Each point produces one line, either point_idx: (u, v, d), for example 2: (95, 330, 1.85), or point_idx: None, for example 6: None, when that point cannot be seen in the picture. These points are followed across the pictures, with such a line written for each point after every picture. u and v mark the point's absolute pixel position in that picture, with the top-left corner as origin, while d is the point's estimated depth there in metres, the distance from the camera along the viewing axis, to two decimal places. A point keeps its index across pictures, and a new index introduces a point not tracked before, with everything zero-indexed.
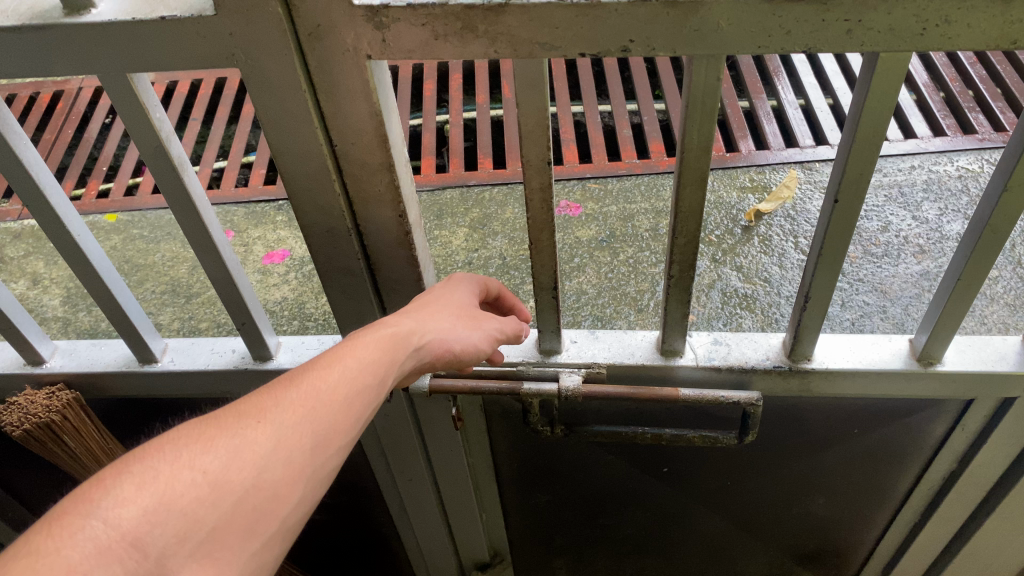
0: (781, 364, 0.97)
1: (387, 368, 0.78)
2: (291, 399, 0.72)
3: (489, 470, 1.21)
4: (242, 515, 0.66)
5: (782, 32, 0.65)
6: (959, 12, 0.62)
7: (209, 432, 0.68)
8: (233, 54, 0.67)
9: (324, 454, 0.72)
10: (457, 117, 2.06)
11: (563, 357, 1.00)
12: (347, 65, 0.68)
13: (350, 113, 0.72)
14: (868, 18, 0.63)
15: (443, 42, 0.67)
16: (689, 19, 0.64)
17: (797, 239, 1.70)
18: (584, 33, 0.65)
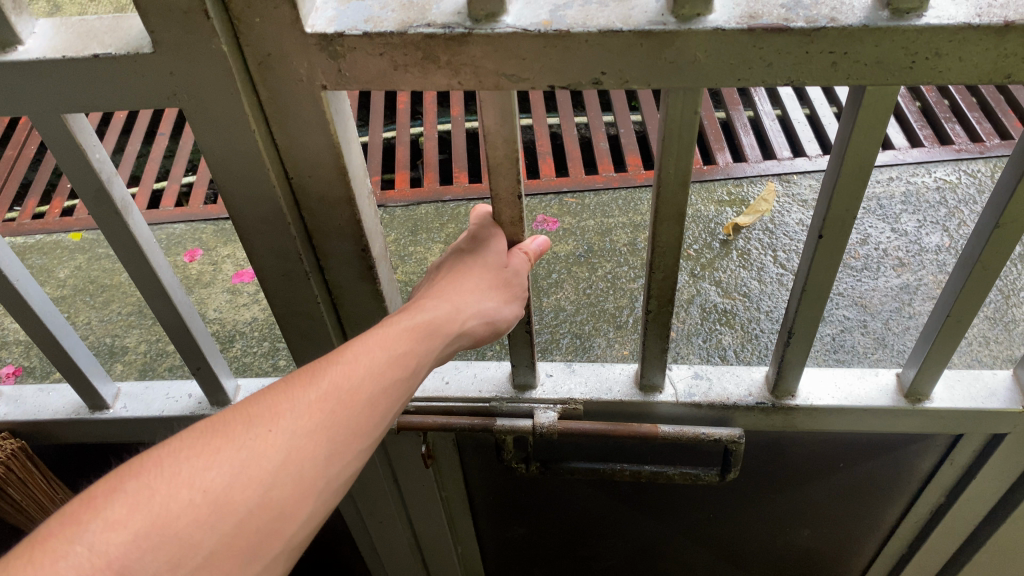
0: (764, 401, 0.93)
1: (415, 360, 0.73)
2: (308, 401, 0.66)
3: (463, 503, 1.17)
4: (244, 536, 0.61)
5: (763, 64, 0.61)
6: (950, 47, 0.59)
7: (213, 443, 0.63)
8: (175, 92, 0.63)
9: (344, 460, 0.67)
10: (431, 129, 2.02)
11: (538, 392, 0.96)
12: (301, 96, 0.64)
13: (308, 145, 0.68)
14: (854, 50, 0.59)
15: (403, 73, 0.63)
16: (664, 51, 0.60)
17: (775, 253, 1.66)
18: (553, 64, 0.62)
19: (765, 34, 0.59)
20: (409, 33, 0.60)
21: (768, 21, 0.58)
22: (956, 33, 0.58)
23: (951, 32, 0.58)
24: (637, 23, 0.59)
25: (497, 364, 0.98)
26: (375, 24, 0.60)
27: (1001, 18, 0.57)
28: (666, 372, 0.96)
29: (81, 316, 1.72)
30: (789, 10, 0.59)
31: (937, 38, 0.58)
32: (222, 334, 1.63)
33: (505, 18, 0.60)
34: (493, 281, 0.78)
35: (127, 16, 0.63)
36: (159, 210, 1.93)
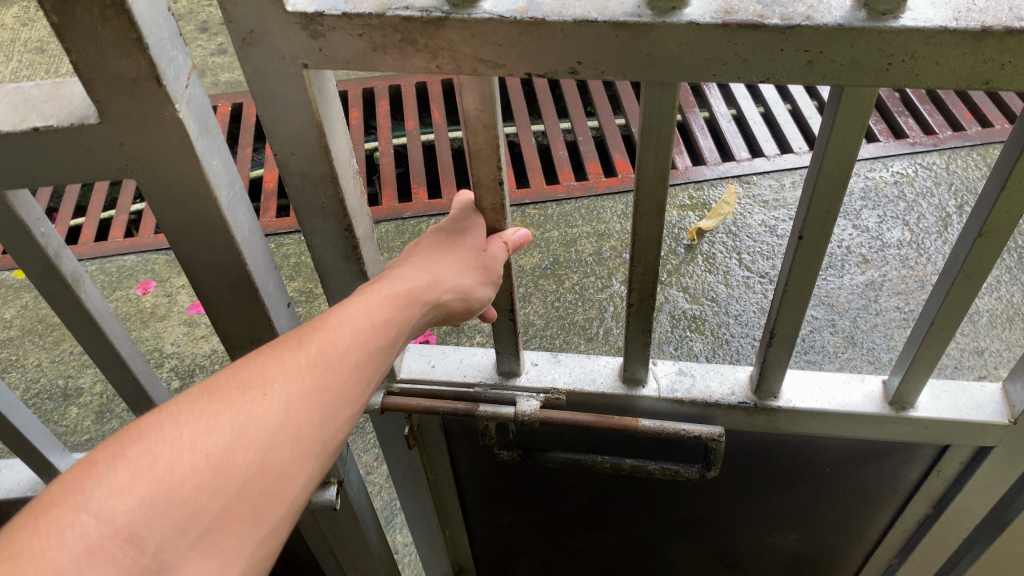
0: (747, 400, 0.93)
1: (401, 327, 0.75)
2: (299, 366, 0.68)
3: (447, 489, 1.18)
4: (247, 499, 0.62)
5: (739, 60, 0.61)
6: (926, 51, 0.59)
7: (209, 408, 0.63)
8: (127, 164, 0.68)
9: (335, 423, 0.69)
10: (385, 144, 2.05)
11: (523, 380, 0.96)
12: (283, 74, 0.65)
13: (289, 123, 0.69)
14: (830, 49, 0.59)
15: (381, 55, 0.63)
16: (639, 43, 0.61)
17: (740, 256, 1.80)
18: (530, 52, 0.62)
19: (742, 29, 0.59)
20: (386, 14, 0.60)
21: (744, 17, 0.58)
22: (933, 35, 0.58)
23: (928, 35, 0.58)
24: (612, 14, 0.59)
25: (483, 351, 0.99)
26: (354, 5, 0.61)
27: (978, 22, 0.57)
28: (650, 366, 0.96)
29: (34, 357, 1.87)
30: (765, 7, 0.59)
31: (912, 41, 0.58)
32: (182, 369, 1.78)
33: (481, 4, 0.60)
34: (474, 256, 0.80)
35: (67, 82, 0.67)
36: (111, 241, 2.04)
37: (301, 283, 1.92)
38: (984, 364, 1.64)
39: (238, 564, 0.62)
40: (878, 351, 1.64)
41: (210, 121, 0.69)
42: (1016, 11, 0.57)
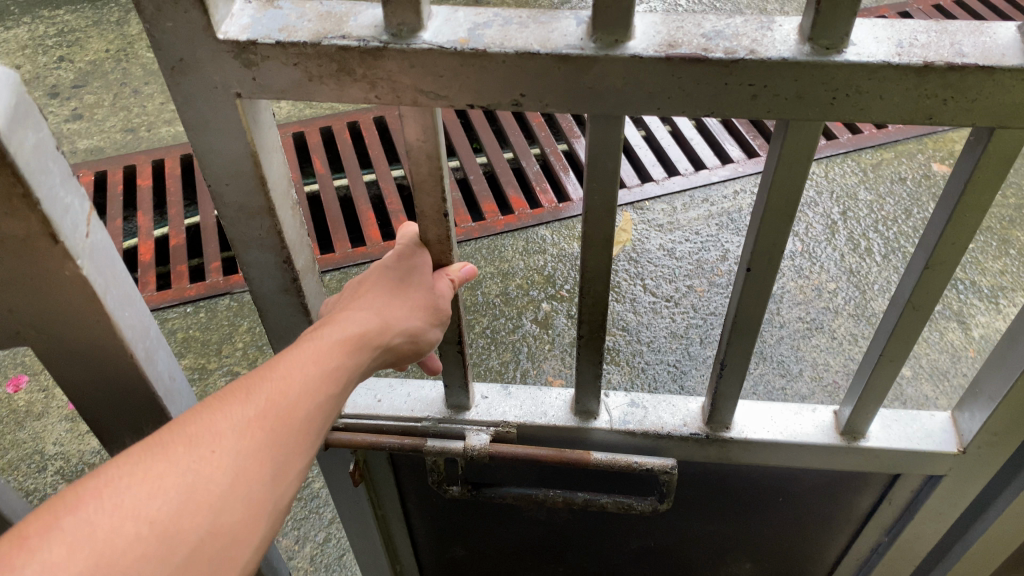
0: (699, 432, 0.92)
1: (351, 374, 0.72)
2: (248, 419, 0.65)
3: (398, 524, 1.15)
4: (195, 565, 0.59)
5: (683, 94, 0.60)
6: (871, 86, 0.58)
7: (154, 470, 0.60)
8: (23, 327, 0.70)
9: (286, 479, 0.66)
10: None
11: (472, 414, 0.94)
12: (216, 104, 0.63)
13: (223, 153, 0.67)
14: (773, 82, 0.59)
15: (318, 85, 0.62)
16: (582, 76, 0.59)
17: (644, 282, 1.66)
18: (474, 82, 0.61)
19: (685, 63, 0.58)
20: (322, 43, 0.59)
21: (688, 50, 0.58)
22: (876, 71, 0.57)
23: (870, 71, 0.57)
24: (554, 46, 0.58)
25: (432, 384, 0.97)
26: (289, 33, 0.59)
27: (920, 58, 0.57)
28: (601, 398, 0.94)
29: None
30: (709, 40, 0.58)
31: (856, 77, 0.58)
32: (69, 470, 1.48)
33: (420, 34, 0.59)
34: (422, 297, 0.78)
35: None
36: None
37: (192, 359, 1.60)
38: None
39: None
40: (787, 364, 1.53)
41: (119, 272, 0.71)
42: (957, 47, 0.57)
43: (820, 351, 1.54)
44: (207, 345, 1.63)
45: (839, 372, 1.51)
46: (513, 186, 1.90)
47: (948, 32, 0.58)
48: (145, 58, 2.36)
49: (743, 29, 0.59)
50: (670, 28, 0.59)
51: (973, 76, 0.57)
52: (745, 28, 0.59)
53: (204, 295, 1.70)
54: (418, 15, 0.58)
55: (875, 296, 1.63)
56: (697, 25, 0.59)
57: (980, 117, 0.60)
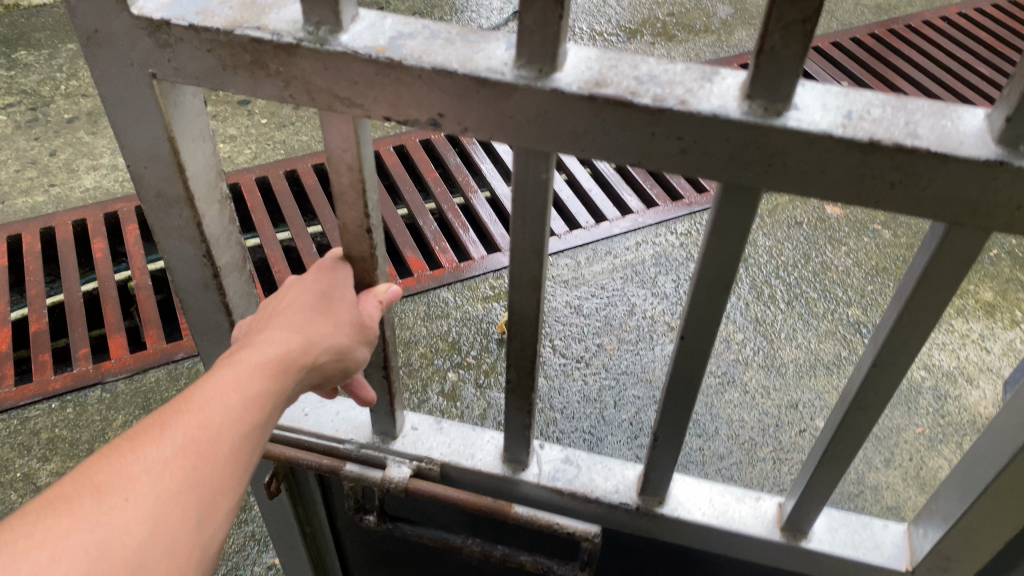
0: (630, 502, 0.86)
1: (279, 401, 0.66)
2: (165, 459, 0.59)
3: (330, 547, 1.10)
4: None
5: (606, 137, 0.56)
6: (811, 158, 0.53)
7: (59, 524, 0.54)
8: None
9: (213, 521, 0.60)
10: (141, 276, 1.61)
11: (398, 444, 0.89)
12: (132, 81, 0.61)
13: (140, 135, 0.64)
14: (703, 139, 0.54)
15: (232, 75, 0.59)
16: (503, 102, 0.56)
17: (553, 343, 1.52)
18: (392, 94, 0.57)
19: (609, 106, 0.54)
20: (236, 33, 0.56)
21: (613, 90, 0.53)
22: (816, 141, 0.52)
23: (811, 140, 0.52)
24: (475, 68, 0.55)
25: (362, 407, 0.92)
26: (205, 17, 0.56)
27: (867, 133, 0.52)
28: (535, 449, 0.89)
29: None
30: (640, 83, 0.54)
31: (794, 144, 0.53)
32: None
33: (338, 35, 0.55)
34: (350, 315, 0.72)
35: None
36: None
37: (58, 464, 1.35)
38: (801, 416, 1.39)
39: None
40: (702, 423, 1.39)
41: None
42: (912, 127, 0.52)
43: (735, 407, 1.41)
44: (77, 445, 1.38)
45: (754, 429, 1.38)
46: (411, 246, 1.68)
47: (908, 109, 0.53)
48: None
49: (681, 76, 0.54)
50: (601, 65, 0.55)
51: (925, 161, 0.52)
52: (685, 76, 0.55)
53: (72, 388, 1.45)
54: (336, 14, 0.55)
55: (782, 345, 1.51)
56: (634, 66, 0.55)
57: (933, 208, 0.55)
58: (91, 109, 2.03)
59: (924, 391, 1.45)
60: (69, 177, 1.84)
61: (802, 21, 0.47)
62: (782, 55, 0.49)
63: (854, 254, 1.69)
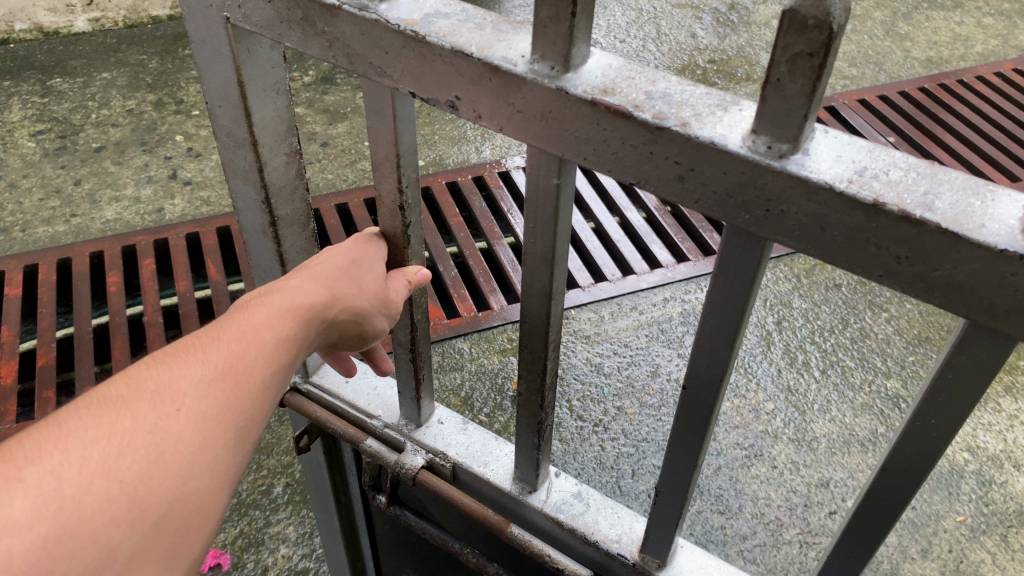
0: (629, 557, 0.88)
1: (301, 345, 0.72)
2: (207, 380, 0.63)
3: (364, 527, 1.27)
4: (165, 531, 0.58)
5: (608, 150, 0.57)
6: (810, 212, 0.52)
7: (119, 426, 0.58)
8: None
9: (241, 453, 0.65)
10: (152, 313, 1.95)
11: (421, 433, 1.02)
12: (213, 24, 0.72)
13: (218, 80, 0.76)
14: (699, 168, 0.54)
15: (289, 28, 0.68)
16: (515, 95, 0.59)
17: (572, 404, 1.64)
18: (415, 69, 0.63)
19: (608, 116, 0.55)
20: None
21: (618, 101, 0.55)
22: (816, 193, 0.51)
23: (809, 192, 0.51)
24: (490, 53, 0.59)
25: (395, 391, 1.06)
26: None
27: (870, 193, 0.49)
28: (548, 476, 0.95)
29: None
30: (647, 99, 0.55)
31: (790, 194, 0.52)
32: None
33: (377, 5, 0.62)
34: (370, 285, 0.80)
35: None
36: None
37: None
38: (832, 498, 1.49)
39: None
40: (726, 499, 1.49)
41: None
42: (928, 199, 0.48)
43: (761, 483, 1.52)
44: None
45: (781, 507, 1.48)
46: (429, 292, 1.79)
47: (935, 178, 0.49)
48: (25, 148, 2.40)
49: (695, 100, 0.55)
50: (620, 76, 0.57)
51: (930, 239, 0.48)
52: (701, 101, 0.54)
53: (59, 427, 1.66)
54: None
55: (815, 418, 1.62)
56: (651, 82, 0.56)
57: (946, 298, 0.50)
58: (117, 140, 2.44)
59: (966, 475, 1.54)
60: (90, 209, 2.22)
61: (810, 54, 0.46)
62: (787, 89, 0.48)
63: (894, 321, 1.82)
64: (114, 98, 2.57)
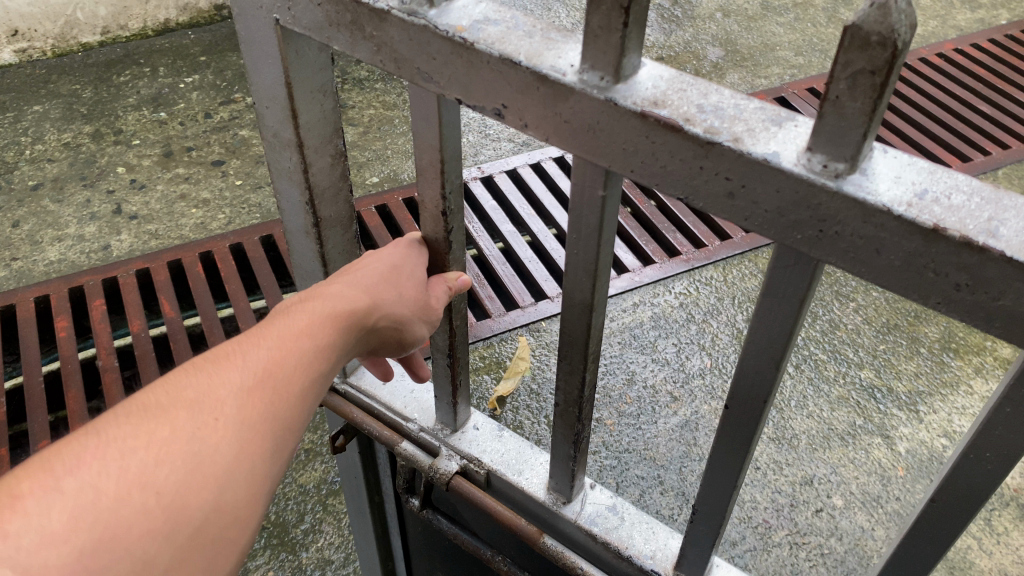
0: None
1: (323, 360, 0.97)
2: (243, 392, 0.88)
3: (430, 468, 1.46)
4: (208, 526, 0.81)
5: (657, 161, 0.79)
6: (866, 233, 0.72)
7: (174, 430, 0.83)
8: None
9: (274, 458, 0.89)
10: (108, 357, 2.09)
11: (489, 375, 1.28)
12: (265, 27, 1.01)
13: (271, 71, 1.07)
14: (752, 185, 0.75)
15: (336, 29, 0.95)
16: (565, 101, 0.81)
17: None
18: (461, 78, 0.88)
19: (656, 133, 0.77)
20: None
21: (668, 113, 0.76)
22: (878, 218, 0.70)
23: (866, 215, 0.70)
24: (537, 62, 0.81)
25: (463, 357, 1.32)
26: None
27: (931, 219, 0.68)
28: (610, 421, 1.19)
29: None
30: (696, 115, 0.75)
31: (848, 211, 0.71)
32: None
33: (424, 13, 0.86)
34: (408, 295, 1.10)
35: None
36: None
37: None
38: None
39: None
40: None
41: None
42: (992, 232, 0.67)
43: None
44: None
45: None
46: None
47: (996, 212, 0.68)
48: None
49: (749, 116, 0.75)
50: (670, 91, 0.78)
51: (998, 264, 0.67)
52: (756, 120, 0.74)
53: None
54: None
55: None
56: (700, 98, 0.76)
57: (1000, 319, 0.70)
58: (54, 177, 2.75)
59: None
60: (31, 250, 2.48)
61: (872, 72, 0.63)
62: (847, 104, 0.67)
63: None
64: (48, 133, 2.94)
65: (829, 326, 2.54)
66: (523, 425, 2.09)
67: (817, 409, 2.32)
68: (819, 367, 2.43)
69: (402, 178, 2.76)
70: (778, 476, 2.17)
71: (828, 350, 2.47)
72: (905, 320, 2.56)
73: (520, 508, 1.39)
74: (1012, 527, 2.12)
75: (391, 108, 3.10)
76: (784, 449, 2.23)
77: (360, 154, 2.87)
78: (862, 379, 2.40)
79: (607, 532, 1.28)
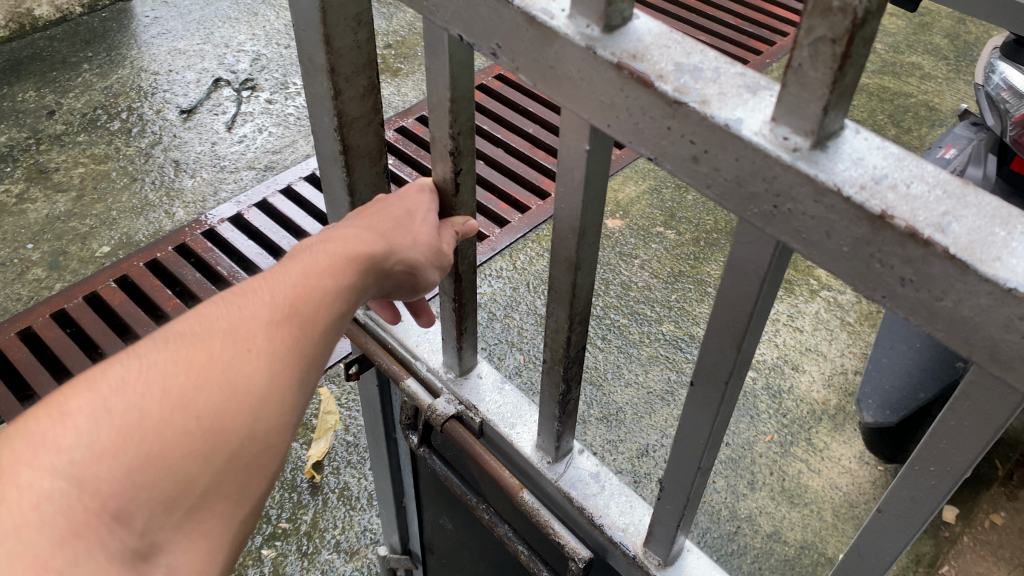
0: (633, 546, 1.02)
1: (354, 292, 0.85)
2: (275, 321, 0.78)
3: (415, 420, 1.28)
4: (239, 463, 0.73)
5: (631, 119, 0.65)
6: (818, 214, 0.57)
7: (207, 359, 0.73)
8: None
9: (306, 384, 0.80)
10: None
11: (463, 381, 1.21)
12: None
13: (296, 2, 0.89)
14: (711, 150, 0.61)
15: None
16: (549, 46, 0.68)
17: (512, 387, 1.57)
18: (463, 14, 0.75)
19: (630, 84, 0.64)
20: None
21: (643, 67, 0.62)
22: (822, 197, 0.56)
23: (817, 192, 0.56)
24: (530, 4, 0.69)
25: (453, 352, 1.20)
26: None
27: (879, 205, 0.53)
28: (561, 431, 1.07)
29: None
30: (674, 72, 0.62)
31: (800, 188, 0.57)
32: None
33: None
34: (422, 240, 0.92)
35: None
36: None
37: None
38: None
39: (226, 519, 0.72)
40: None
41: None
42: (944, 223, 0.53)
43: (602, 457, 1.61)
44: None
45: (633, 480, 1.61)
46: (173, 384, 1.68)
47: (963, 201, 0.54)
48: None
49: (726, 78, 0.61)
50: (654, 46, 0.64)
51: (939, 263, 0.52)
52: (732, 84, 0.61)
53: None
54: None
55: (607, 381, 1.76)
56: (685, 54, 0.63)
57: (949, 330, 0.55)
58: None
59: None
60: None
61: (832, 41, 0.51)
62: (807, 75, 0.54)
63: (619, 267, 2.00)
64: None
65: (621, 289, 2.39)
66: (350, 484, 2.10)
67: (632, 374, 2.19)
68: (622, 332, 2.29)
69: (137, 240, 2.50)
70: (616, 455, 2.03)
71: (627, 312, 2.33)
72: (687, 264, 2.47)
73: (507, 462, 1.19)
74: (830, 441, 2.23)
75: (105, 161, 2.77)
76: (614, 426, 2.08)
77: (81, 224, 2.55)
78: (663, 332, 2.29)
79: (583, 498, 1.07)
